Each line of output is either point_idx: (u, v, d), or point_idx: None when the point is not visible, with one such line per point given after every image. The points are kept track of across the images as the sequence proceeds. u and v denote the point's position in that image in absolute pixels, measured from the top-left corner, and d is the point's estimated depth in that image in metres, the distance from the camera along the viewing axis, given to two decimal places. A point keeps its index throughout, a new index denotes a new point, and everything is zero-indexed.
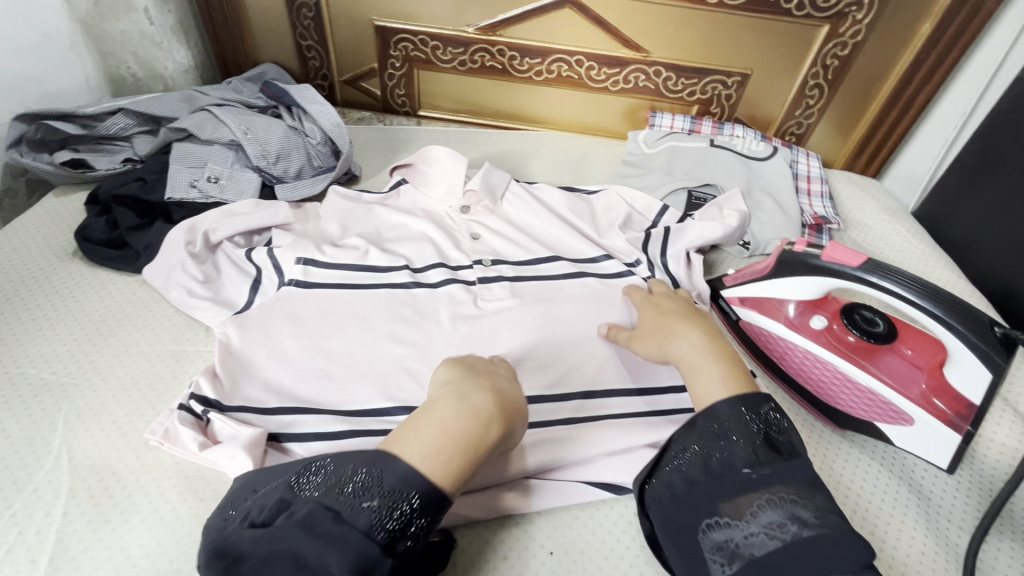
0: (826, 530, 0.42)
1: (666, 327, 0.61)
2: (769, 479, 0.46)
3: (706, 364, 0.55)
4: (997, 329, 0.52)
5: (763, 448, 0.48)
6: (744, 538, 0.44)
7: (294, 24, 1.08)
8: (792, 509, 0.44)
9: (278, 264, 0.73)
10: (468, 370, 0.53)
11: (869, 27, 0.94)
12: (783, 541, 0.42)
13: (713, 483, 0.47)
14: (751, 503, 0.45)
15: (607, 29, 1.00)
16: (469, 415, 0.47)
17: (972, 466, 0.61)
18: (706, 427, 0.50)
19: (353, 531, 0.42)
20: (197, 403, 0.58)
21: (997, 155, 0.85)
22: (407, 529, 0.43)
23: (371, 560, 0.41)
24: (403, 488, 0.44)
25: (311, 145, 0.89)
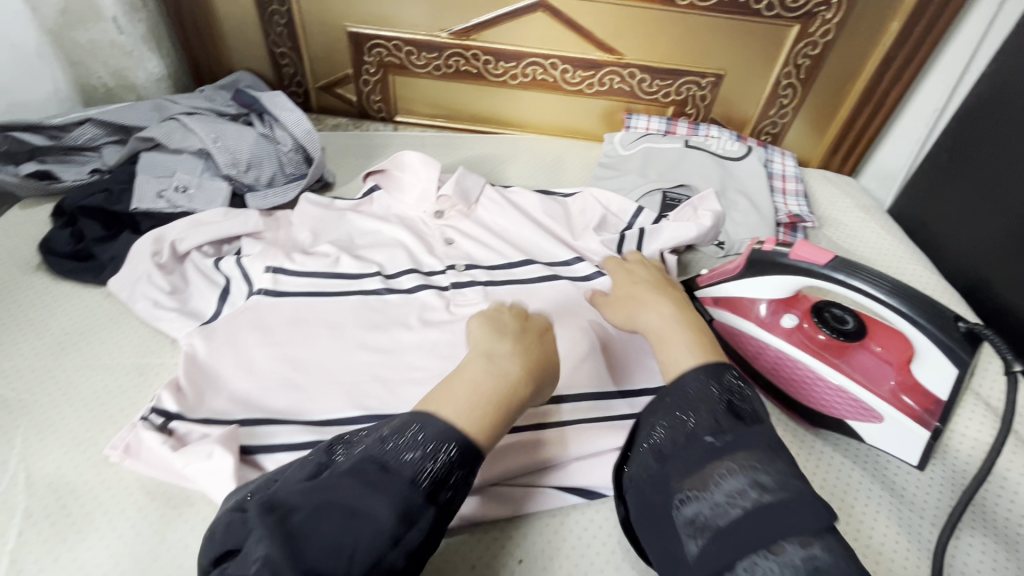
0: (783, 495, 0.42)
1: (635, 295, 0.62)
2: (733, 445, 0.46)
3: (673, 332, 0.55)
4: (961, 324, 0.52)
5: (725, 415, 0.47)
6: (710, 509, 0.44)
7: (267, 31, 1.07)
8: (754, 475, 0.44)
9: (246, 273, 0.72)
10: (500, 329, 0.53)
11: (839, 27, 0.95)
12: (746, 508, 0.42)
13: (681, 458, 0.47)
14: (713, 473, 0.45)
15: (581, 31, 1.00)
16: (501, 375, 0.49)
17: (943, 462, 0.62)
18: (671, 401, 0.50)
19: (398, 480, 0.43)
20: (158, 416, 0.57)
21: (966, 150, 0.85)
22: (450, 478, 0.44)
23: (415, 508, 0.42)
24: (443, 441, 0.44)
25: (283, 152, 0.88)
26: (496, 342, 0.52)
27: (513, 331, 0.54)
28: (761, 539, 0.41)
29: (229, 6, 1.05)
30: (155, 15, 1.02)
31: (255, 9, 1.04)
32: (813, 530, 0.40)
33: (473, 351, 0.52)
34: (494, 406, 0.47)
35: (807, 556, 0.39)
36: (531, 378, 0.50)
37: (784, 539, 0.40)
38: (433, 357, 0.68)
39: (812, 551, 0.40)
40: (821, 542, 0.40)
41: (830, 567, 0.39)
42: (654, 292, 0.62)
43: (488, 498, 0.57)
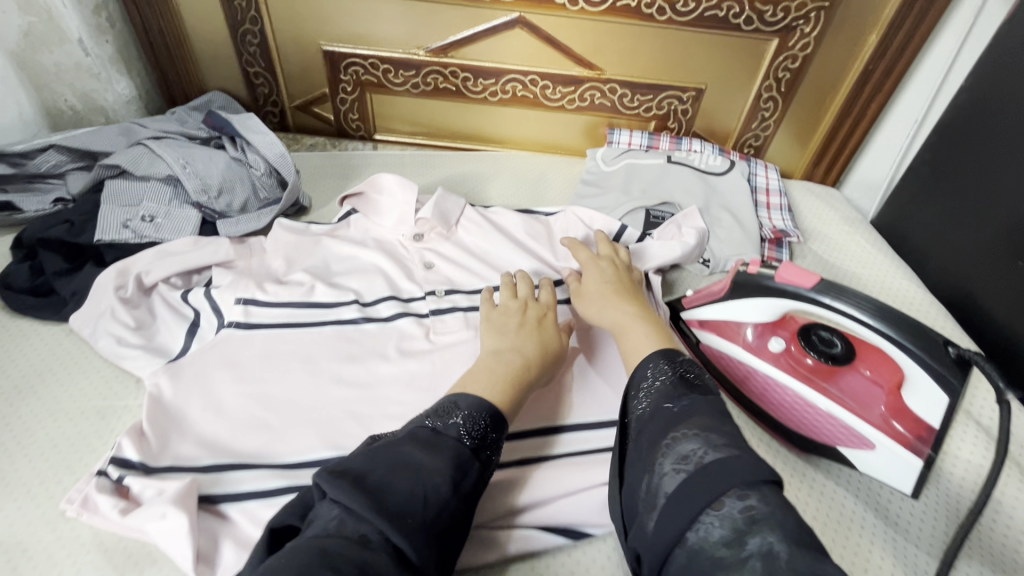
0: (724, 451, 0.43)
1: (603, 292, 0.70)
2: (686, 412, 0.48)
3: (636, 324, 0.65)
4: (951, 349, 0.52)
5: (680, 385, 0.51)
6: (660, 477, 0.45)
7: (239, 50, 1.05)
8: (702, 438, 0.45)
9: (216, 306, 0.69)
10: (504, 327, 0.66)
11: (818, 40, 0.95)
12: (690, 468, 0.43)
13: (642, 433, 0.49)
14: (667, 439, 0.47)
15: (560, 48, 0.99)
16: (511, 359, 0.61)
17: (938, 486, 0.60)
18: (639, 381, 0.55)
19: (448, 438, 0.50)
20: (115, 468, 0.53)
21: (947, 161, 0.85)
22: (488, 438, 0.53)
23: (465, 461, 0.50)
24: (474, 408, 0.54)
25: (255, 176, 0.86)
26: (505, 335, 0.65)
27: (516, 325, 0.66)
28: (702, 499, 0.41)
29: (200, 26, 1.03)
30: (123, 37, 0.99)
31: (226, 28, 1.02)
32: (749, 481, 0.40)
33: (485, 343, 0.64)
34: (509, 384, 0.59)
35: (745, 507, 0.39)
36: (535, 362, 0.62)
37: (725, 494, 0.41)
38: (412, 390, 0.65)
39: (750, 502, 0.40)
40: (758, 493, 0.40)
41: (766, 515, 0.39)
42: (619, 289, 0.71)
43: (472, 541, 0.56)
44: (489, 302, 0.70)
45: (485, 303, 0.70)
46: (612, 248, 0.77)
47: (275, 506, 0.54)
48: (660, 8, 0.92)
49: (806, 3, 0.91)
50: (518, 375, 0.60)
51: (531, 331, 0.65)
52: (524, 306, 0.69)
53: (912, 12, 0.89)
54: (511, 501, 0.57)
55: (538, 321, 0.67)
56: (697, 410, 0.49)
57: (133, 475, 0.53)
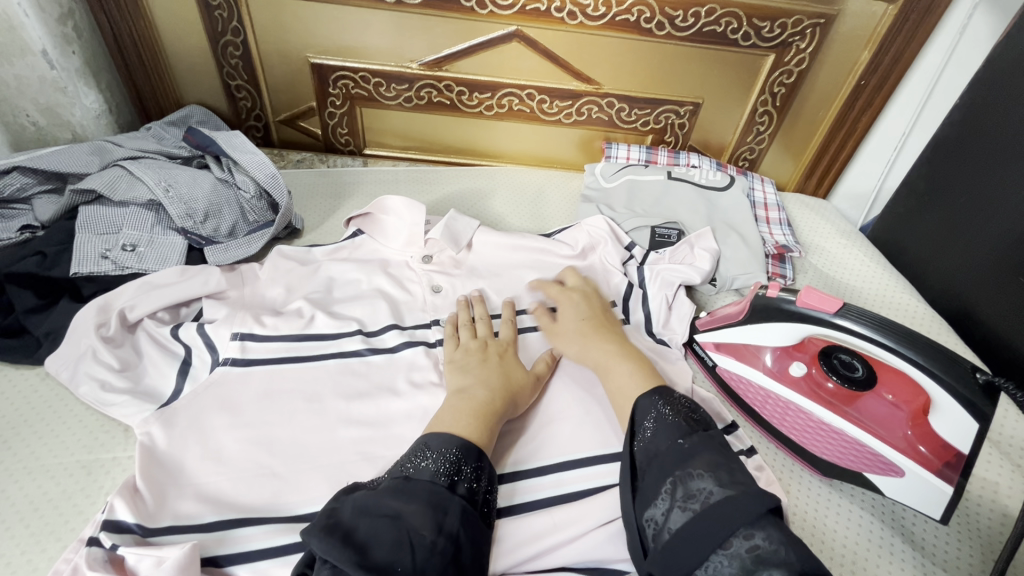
0: (731, 490, 0.43)
1: (580, 332, 0.69)
2: (697, 448, 0.48)
3: (617, 361, 0.64)
4: (979, 374, 0.51)
5: (684, 424, 0.51)
6: (666, 512, 0.46)
7: (220, 63, 0.99)
8: (711, 479, 0.45)
9: (210, 341, 0.65)
10: (461, 364, 0.64)
11: (813, 56, 0.96)
12: (695, 508, 0.44)
13: (653, 465, 0.49)
14: (678, 475, 0.47)
15: (557, 62, 0.97)
16: (475, 393, 0.59)
17: (968, 512, 0.59)
18: (649, 410, 0.54)
19: (420, 482, 0.48)
20: (108, 534, 0.48)
21: (942, 179, 0.87)
22: (461, 471, 0.50)
23: (442, 499, 0.47)
24: (445, 446, 0.52)
25: (244, 198, 0.81)
26: (466, 373, 0.63)
27: (478, 360, 0.65)
28: (709, 544, 0.42)
29: (177, 36, 0.96)
30: (92, 48, 0.92)
31: (206, 39, 0.96)
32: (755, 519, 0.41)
33: (450, 383, 0.62)
34: (477, 418, 0.57)
35: (750, 547, 0.41)
36: (500, 393, 0.60)
37: (732, 534, 0.42)
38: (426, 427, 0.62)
39: (755, 541, 0.41)
40: (762, 531, 0.41)
41: (771, 555, 0.40)
42: (596, 325, 0.70)
43: None
44: (452, 339, 0.69)
45: (448, 342, 0.69)
46: (575, 277, 0.78)
47: (289, 564, 0.50)
48: (659, 23, 0.91)
49: (802, 20, 0.91)
50: (483, 406, 0.58)
51: (506, 365, 0.65)
52: (484, 345, 0.67)
53: (903, 30, 0.90)
54: (540, 547, 0.54)
55: (499, 357, 0.66)
56: (708, 447, 0.49)
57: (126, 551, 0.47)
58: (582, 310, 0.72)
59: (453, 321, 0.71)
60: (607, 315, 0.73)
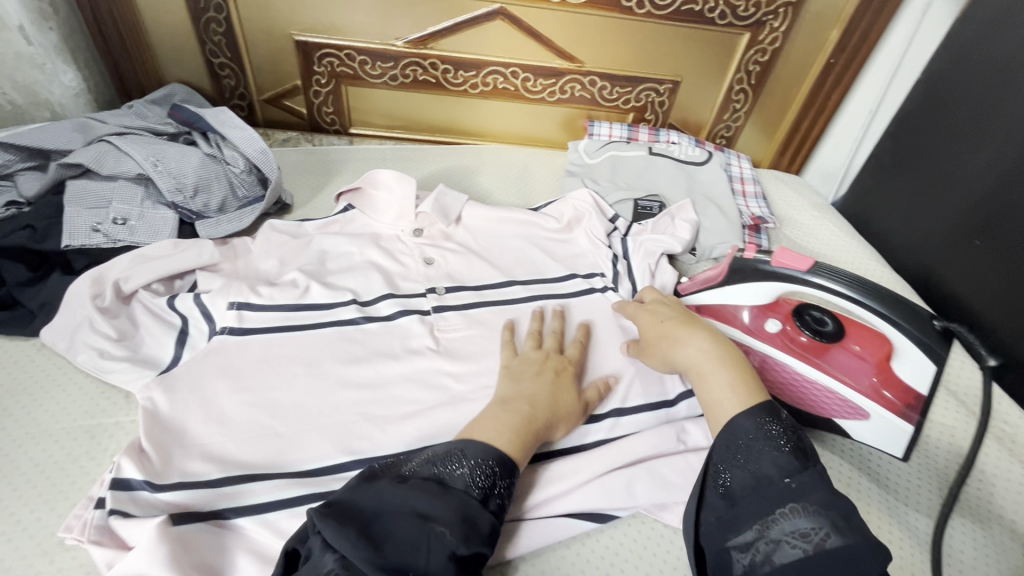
0: (850, 538, 0.45)
1: (669, 332, 0.64)
2: (807, 487, 0.48)
3: (716, 369, 0.59)
4: (937, 322, 0.57)
5: (792, 456, 0.50)
6: (768, 544, 0.47)
7: (202, 40, 0.98)
8: (826, 521, 0.46)
9: (207, 311, 0.66)
10: (513, 381, 0.62)
11: (785, 34, 0.99)
12: (809, 550, 0.45)
13: (750, 495, 0.49)
14: (784, 511, 0.47)
15: (541, 40, 0.99)
16: (520, 407, 0.58)
17: (925, 451, 0.64)
18: (740, 437, 0.52)
19: (457, 492, 0.49)
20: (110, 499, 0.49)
21: (906, 152, 0.92)
22: (496, 485, 0.51)
23: (473, 513, 0.48)
24: (483, 457, 0.52)
25: (233, 173, 0.82)
26: (519, 383, 0.62)
27: (534, 372, 0.63)
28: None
29: (158, 13, 0.95)
30: (69, 24, 0.90)
31: (187, 15, 0.95)
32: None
33: (499, 391, 0.61)
34: (523, 434, 0.56)
35: None
36: (543, 412, 0.58)
37: None
38: (423, 388, 0.65)
39: None
40: None
41: None
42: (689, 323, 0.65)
43: (509, 536, 0.55)
44: (510, 346, 0.68)
45: (506, 350, 0.67)
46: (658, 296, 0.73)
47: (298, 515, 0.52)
48: (639, 2, 0.94)
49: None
50: (526, 421, 0.57)
51: (561, 390, 0.62)
52: (545, 358, 0.66)
53: (868, 11, 0.95)
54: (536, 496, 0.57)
55: (556, 374, 0.63)
56: (816, 482, 0.49)
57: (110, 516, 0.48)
58: (666, 312, 0.67)
59: (510, 327, 0.70)
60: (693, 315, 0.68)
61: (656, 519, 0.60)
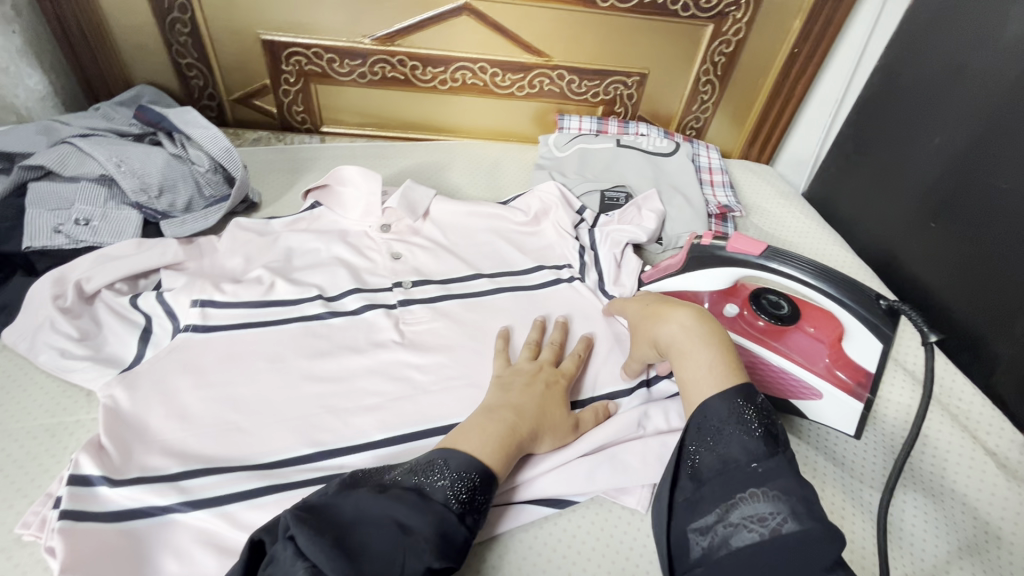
0: (807, 524, 0.45)
1: (656, 311, 0.64)
2: (774, 473, 0.48)
3: (697, 349, 0.57)
4: (883, 301, 0.57)
5: (762, 443, 0.50)
6: (726, 528, 0.47)
7: (168, 41, 0.98)
8: (787, 507, 0.46)
9: (170, 309, 0.66)
10: (501, 388, 0.61)
11: (748, 25, 1.01)
12: (765, 534, 0.46)
13: (716, 479, 0.50)
14: (747, 494, 0.48)
15: (507, 35, 1.00)
16: (504, 416, 0.57)
17: (877, 427, 0.66)
18: (708, 427, 0.52)
19: (435, 503, 0.48)
20: (66, 501, 0.49)
21: (868, 139, 0.93)
22: (476, 500, 0.50)
23: (450, 528, 0.48)
24: (465, 469, 0.51)
25: (199, 173, 0.82)
26: (507, 393, 0.60)
27: (524, 382, 0.62)
28: (774, 568, 0.45)
29: (122, 14, 0.95)
30: (32, 28, 0.90)
31: (152, 16, 0.95)
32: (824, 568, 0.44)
33: (487, 399, 0.60)
34: (507, 441, 0.55)
35: None
36: (528, 422, 0.57)
37: None
38: (387, 380, 0.65)
39: None
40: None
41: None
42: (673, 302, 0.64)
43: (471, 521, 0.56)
44: (503, 357, 0.67)
45: (499, 360, 0.67)
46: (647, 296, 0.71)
47: (254, 506, 0.52)
48: None
49: None
50: (508, 432, 0.55)
51: (552, 402, 0.61)
52: (538, 369, 0.65)
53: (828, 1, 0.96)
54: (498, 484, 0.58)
55: (546, 386, 0.62)
56: (784, 469, 0.48)
57: (63, 518, 0.48)
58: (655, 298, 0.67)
59: (504, 335, 0.70)
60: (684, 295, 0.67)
61: (614, 502, 0.61)
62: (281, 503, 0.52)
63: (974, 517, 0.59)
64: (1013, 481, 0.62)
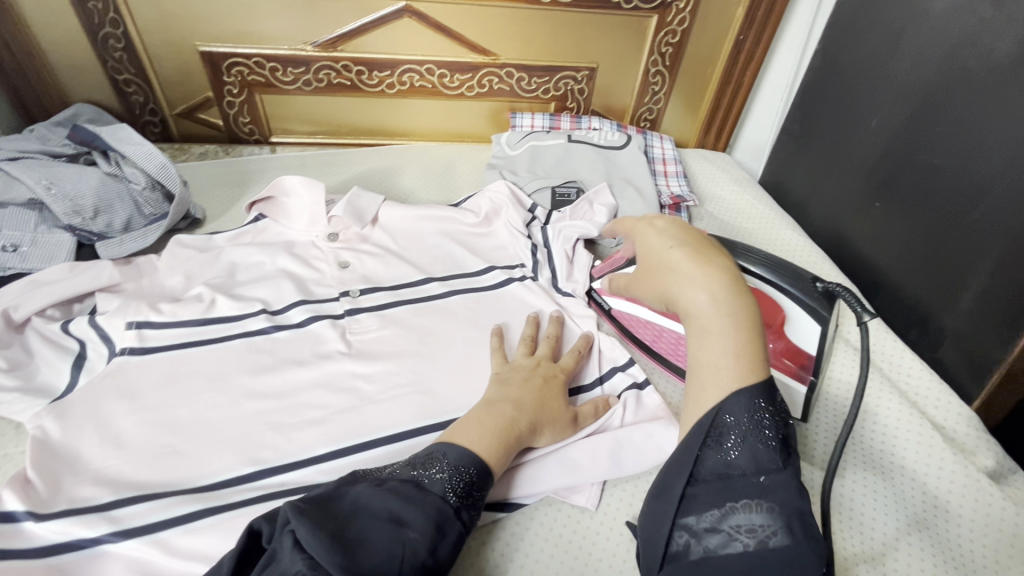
0: (797, 542, 0.42)
1: (683, 267, 0.53)
2: (779, 488, 0.44)
3: (723, 331, 0.48)
4: (818, 283, 0.59)
5: (775, 453, 0.45)
6: (711, 531, 0.44)
7: (103, 57, 0.95)
8: (780, 521, 0.43)
9: (105, 333, 0.64)
10: (501, 381, 0.62)
11: (692, 15, 1.01)
12: (751, 545, 0.42)
13: (712, 482, 0.46)
14: (744, 503, 0.44)
15: (451, 35, 0.99)
16: (504, 409, 0.56)
17: (825, 406, 0.66)
18: (722, 425, 0.46)
19: (432, 495, 0.47)
20: None
21: (814, 121, 0.94)
22: (473, 495, 0.49)
23: (447, 521, 0.46)
24: (462, 462, 0.50)
25: (136, 191, 0.80)
26: (507, 386, 0.61)
27: (523, 377, 0.62)
28: None
29: (51, 32, 0.92)
30: None
31: (83, 32, 0.92)
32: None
33: (486, 393, 0.60)
34: (503, 435, 0.54)
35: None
36: (528, 413, 0.57)
37: None
38: (333, 393, 0.64)
39: None
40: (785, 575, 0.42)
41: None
42: (705, 259, 0.54)
43: None
44: (500, 354, 0.67)
45: (496, 356, 0.67)
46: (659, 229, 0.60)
47: (188, 532, 0.50)
48: None
49: None
50: (509, 425, 0.55)
51: (551, 400, 0.60)
52: (535, 365, 0.65)
53: None
54: None
55: (544, 381, 0.62)
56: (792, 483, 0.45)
57: None
58: (673, 249, 0.56)
59: (498, 333, 0.70)
60: (711, 245, 0.57)
61: (564, 501, 0.60)
62: (216, 527, 0.51)
63: (922, 491, 0.60)
64: (958, 453, 0.62)
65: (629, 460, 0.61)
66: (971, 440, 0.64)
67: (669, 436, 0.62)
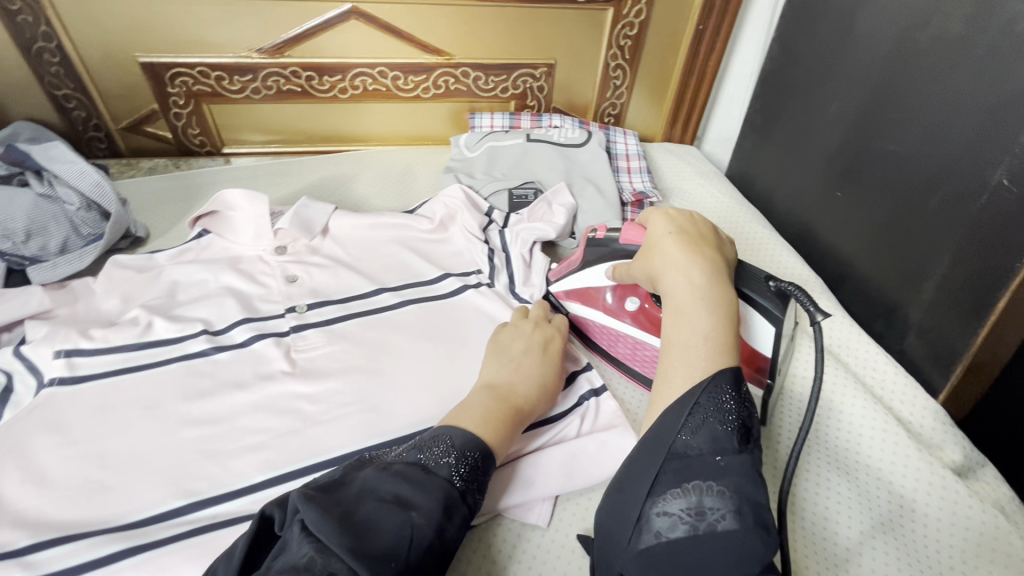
0: (746, 527, 0.38)
1: (671, 252, 0.53)
2: (736, 469, 0.41)
3: (696, 314, 0.47)
4: (771, 283, 0.57)
5: (736, 434, 0.42)
6: (660, 516, 0.41)
7: (39, 72, 0.92)
8: (732, 503, 0.39)
9: (33, 364, 0.62)
10: (500, 357, 0.60)
11: (648, 6, 0.99)
12: (700, 529, 0.39)
13: (669, 466, 0.42)
14: (696, 482, 0.41)
15: (402, 36, 0.96)
16: (503, 396, 0.55)
17: (787, 406, 0.64)
18: (709, 404, 0.43)
19: (437, 478, 0.45)
20: None
21: (774, 109, 0.92)
22: (479, 479, 0.47)
23: (453, 504, 0.45)
24: (468, 446, 0.48)
25: (71, 212, 0.77)
26: (505, 364, 0.59)
27: (521, 348, 0.61)
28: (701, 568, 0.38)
29: None
30: None
31: (16, 48, 0.89)
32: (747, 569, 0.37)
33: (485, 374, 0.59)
34: (507, 419, 0.53)
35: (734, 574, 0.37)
36: (527, 397, 0.56)
37: None
38: (273, 415, 0.61)
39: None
40: None
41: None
42: (694, 248, 0.52)
43: None
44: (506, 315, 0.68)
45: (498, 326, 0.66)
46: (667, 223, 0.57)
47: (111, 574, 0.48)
48: None
49: None
50: (510, 410, 0.54)
51: (546, 374, 0.60)
52: (534, 331, 0.64)
53: None
54: None
55: (544, 349, 0.62)
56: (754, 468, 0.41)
57: None
58: (670, 236, 0.54)
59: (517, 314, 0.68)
60: (710, 240, 0.54)
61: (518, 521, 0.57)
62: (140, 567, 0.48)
63: (888, 491, 0.58)
64: (924, 449, 0.60)
65: (583, 472, 0.59)
66: (937, 434, 0.62)
67: (625, 444, 0.59)
